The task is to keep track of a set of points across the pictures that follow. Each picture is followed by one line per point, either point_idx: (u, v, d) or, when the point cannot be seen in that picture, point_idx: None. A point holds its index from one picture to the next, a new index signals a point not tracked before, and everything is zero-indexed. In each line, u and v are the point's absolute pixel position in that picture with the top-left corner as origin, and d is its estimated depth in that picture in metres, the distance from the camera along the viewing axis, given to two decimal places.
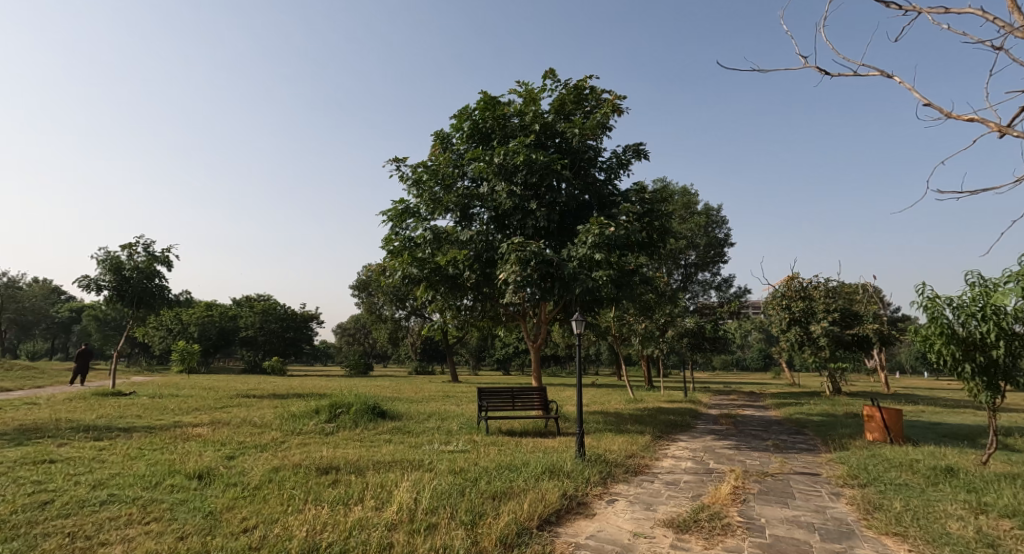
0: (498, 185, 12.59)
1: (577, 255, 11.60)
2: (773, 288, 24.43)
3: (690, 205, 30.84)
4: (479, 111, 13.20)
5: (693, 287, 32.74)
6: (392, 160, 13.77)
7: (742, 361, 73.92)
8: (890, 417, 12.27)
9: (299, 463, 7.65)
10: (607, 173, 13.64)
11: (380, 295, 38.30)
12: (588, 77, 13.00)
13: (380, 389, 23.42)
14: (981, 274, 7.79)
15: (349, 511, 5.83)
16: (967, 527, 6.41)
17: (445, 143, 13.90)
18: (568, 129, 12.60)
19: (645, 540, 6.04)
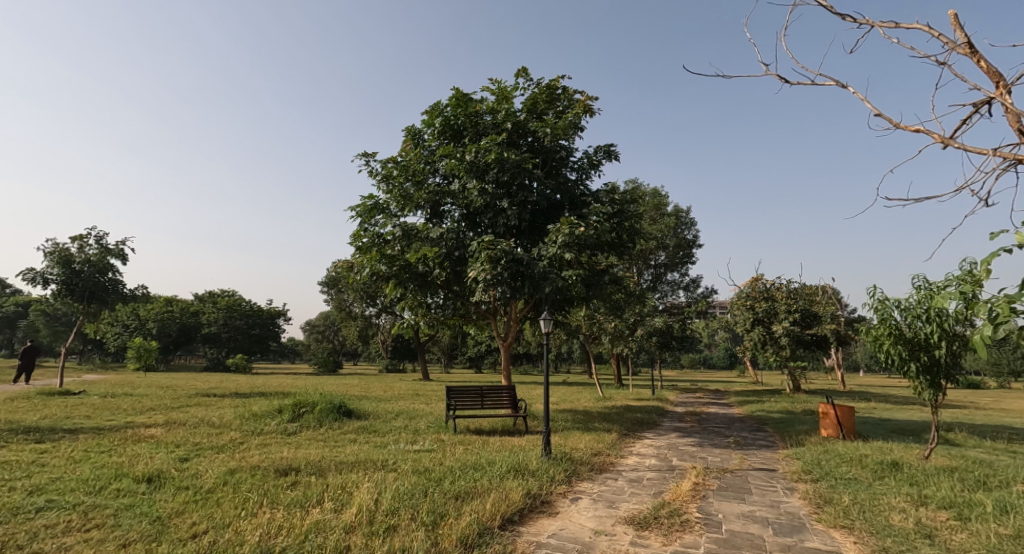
0: (469, 182, 12.54)
1: (548, 254, 11.70)
2: (738, 289, 25.02)
3: (661, 206, 31.32)
4: (451, 107, 13.13)
5: (662, 287, 33.24)
6: (362, 155, 13.57)
7: (710, 360, 75.73)
8: (843, 414, 12.76)
9: (257, 464, 7.48)
10: (579, 173, 13.74)
11: (349, 292, 37.72)
12: (560, 77, 13.07)
13: (348, 387, 23.08)
14: (927, 277, 8.11)
15: (306, 514, 5.74)
16: (908, 519, 6.70)
17: (416, 138, 13.76)
18: (540, 128, 12.64)
19: (604, 538, 6.13)
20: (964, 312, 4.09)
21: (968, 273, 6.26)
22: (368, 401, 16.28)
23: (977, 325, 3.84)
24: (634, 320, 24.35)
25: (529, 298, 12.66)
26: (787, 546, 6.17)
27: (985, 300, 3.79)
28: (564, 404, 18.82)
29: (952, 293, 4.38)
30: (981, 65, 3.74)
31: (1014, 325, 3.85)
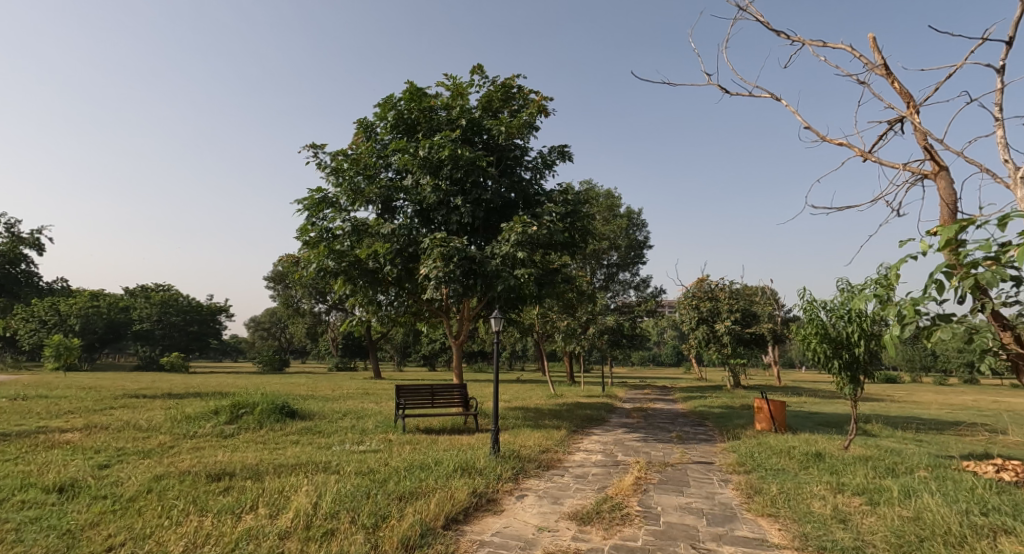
0: (422, 178, 12.49)
1: (500, 252, 11.83)
2: (685, 288, 25.91)
3: (614, 207, 32.06)
4: (404, 101, 13.08)
5: (614, 287, 34.02)
6: (310, 146, 13.27)
7: (658, 357, 78.21)
8: (776, 408, 13.52)
9: (187, 469, 7.25)
10: (533, 173, 13.97)
11: (296, 288, 36.71)
12: (515, 76, 13.21)
13: (292, 388, 22.46)
14: (849, 279, 8.81)
15: (239, 520, 5.64)
16: (826, 505, 7.24)
17: (368, 131, 13.65)
18: (494, 126, 12.74)
19: (547, 534, 6.32)
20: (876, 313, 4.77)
21: (885, 276, 6.83)
22: (313, 401, 15.92)
23: (888, 326, 4.56)
24: (587, 319, 24.90)
25: (482, 296, 12.77)
26: (719, 535, 6.55)
27: (895, 304, 4.52)
28: (514, 402, 19.05)
29: (870, 293, 5.05)
30: (896, 85, 4.78)
31: (916, 324, 4.56)
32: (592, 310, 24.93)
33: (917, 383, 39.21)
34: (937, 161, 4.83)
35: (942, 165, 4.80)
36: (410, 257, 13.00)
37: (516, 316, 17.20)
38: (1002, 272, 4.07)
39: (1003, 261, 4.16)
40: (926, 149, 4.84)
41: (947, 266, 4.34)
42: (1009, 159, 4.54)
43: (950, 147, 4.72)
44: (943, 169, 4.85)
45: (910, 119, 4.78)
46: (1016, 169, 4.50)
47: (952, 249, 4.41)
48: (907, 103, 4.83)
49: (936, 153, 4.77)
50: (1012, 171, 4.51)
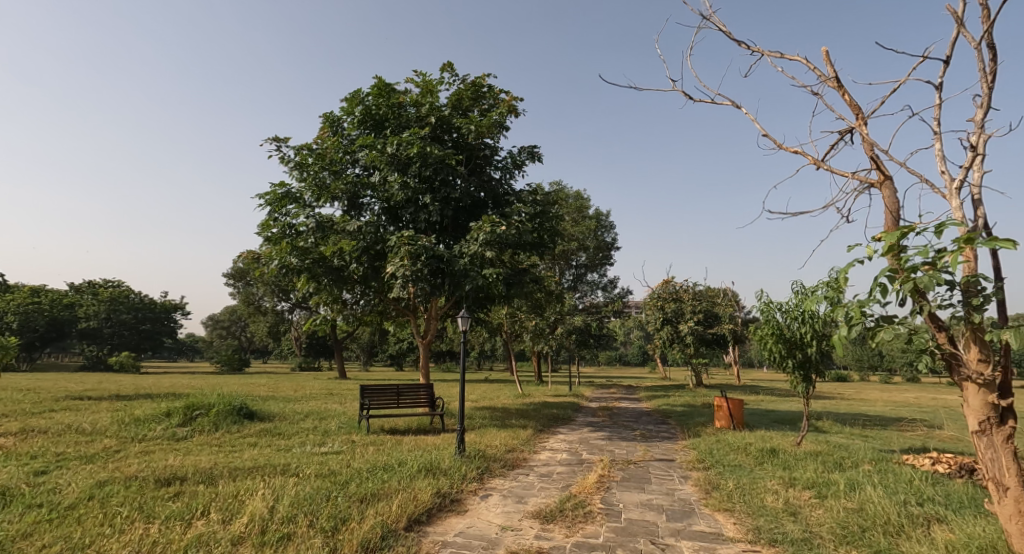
0: (390, 175, 12.38)
1: (469, 251, 11.85)
2: (651, 290, 26.50)
3: (582, 208, 32.45)
4: (372, 96, 12.97)
5: (583, 287, 34.41)
6: (273, 140, 13.02)
7: (624, 356, 79.43)
8: (734, 406, 13.98)
9: (133, 475, 7.06)
10: (503, 173, 14.04)
11: (257, 285, 35.80)
12: (486, 75, 13.22)
13: (253, 388, 21.98)
14: (803, 282, 9.22)
15: (188, 527, 5.54)
16: (778, 499, 7.54)
17: (335, 126, 13.49)
18: (464, 125, 12.73)
19: (510, 533, 6.41)
20: (827, 314, 5.11)
21: (835, 278, 7.18)
22: (273, 401, 15.63)
23: (838, 327, 4.88)
24: (555, 319, 25.13)
25: (449, 295, 12.76)
26: (677, 530, 6.75)
27: (844, 307, 4.85)
28: (481, 402, 19.11)
29: (823, 295, 5.36)
30: (847, 97, 5.11)
31: (862, 325, 4.90)
32: (560, 310, 25.23)
33: (867, 382, 41.05)
34: (882, 171, 5.11)
35: (887, 174, 5.08)
36: (376, 255, 12.86)
37: (485, 316, 17.24)
38: (938, 276, 4.39)
39: (939, 266, 4.48)
40: (873, 159, 5.11)
41: (890, 270, 4.66)
42: (945, 171, 4.83)
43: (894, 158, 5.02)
44: (887, 179, 5.14)
45: (859, 130, 5.12)
46: (952, 180, 4.80)
47: (895, 255, 4.72)
48: (855, 115, 5.17)
49: (882, 163, 5.05)
50: (947, 182, 4.81)
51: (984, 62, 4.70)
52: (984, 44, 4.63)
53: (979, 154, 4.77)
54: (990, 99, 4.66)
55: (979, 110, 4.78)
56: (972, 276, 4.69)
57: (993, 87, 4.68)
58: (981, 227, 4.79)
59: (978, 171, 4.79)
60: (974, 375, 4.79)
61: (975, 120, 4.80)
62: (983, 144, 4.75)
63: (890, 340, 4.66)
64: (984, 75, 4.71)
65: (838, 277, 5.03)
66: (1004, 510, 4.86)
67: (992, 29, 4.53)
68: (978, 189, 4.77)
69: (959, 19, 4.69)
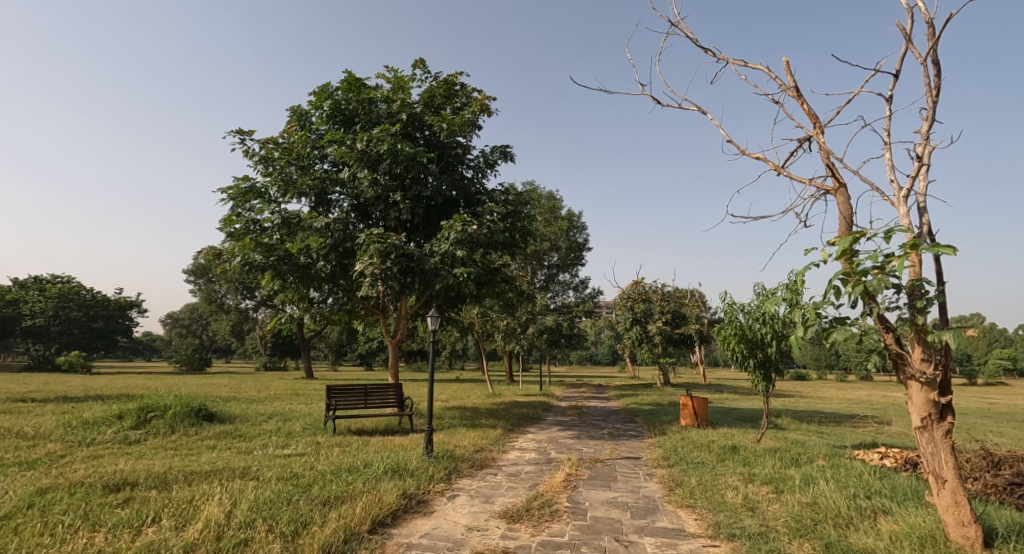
0: (359, 171, 12.24)
1: (439, 250, 11.79)
2: (621, 290, 26.85)
3: (555, 209, 32.68)
4: (342, 91, 12.79)
5: (554, 287, 34.64)
6: (237, 133, 12.69)
7: (595, 356, 80.39)
8: (699, 405, 14.30)
9: (79, 481, 6.81)
10: (475, 172, 14.02)
11: (220, 283, 34.84)
12: (458, 73, 13.16)
13: (215, 388, 21.42)
14: (765, 283, 9.51)
15: (138, 535, 5.38)
16: (738, 495, 7.75)
17: (302, 120, 13.25)
18: (436, 122, 12.65)
19: (476, 533, 6.42)
20: (785, 316, 5.33)
21: (795, 279, 7.41)
22: (235, 402, 15.27)
23: (796, 328, 5.10)
24: (526, 319, 25.22)
25: (419, 294, 12.65)
26: (641, 527, 6.86)
27: (802, 310, 5.07)
28: (451, 401, 19.05)
29: (781, 297, 5.55)
30: (805, 107, 5.35)
31: (818, 326, 5.10)
32: (531, 310, 25.38)
33: (826, 380, 42.54)
34: (837, 178, 5.33)
35: (842, 182, 5.30)
36: (345, 252, 12.67)
37: (455, 315, 17.20)
38: (886, 279, 4.60)
39: (887, 270, 4.69)
40: (828, 167, 5.33)
41: (843, 274, 4.86)
42: (894, 179, 5.06)
43: (849, 166, 5.24)
44: (842, 186, 5.35)
45: (816, 138, 5.33)
46: (900, 189, 5.02)
47: (847, 259, 4.93)
48: (814, 123, 5.39)
49: (837, 171, 5.27)
50: (896, 190, 5.03)
51: (929, 77, 4.96)
52: (930, 60, 4.89)
53: (925, 165, 5.00)
54: (934, 112, 4.92)
55: (925, 123, 5.02)
56: (917, 279, 4.92)
57: (937, 101, 4.94)
58: (926, 234, 5.02)
59: (924, 181, 5.02)
60: (918, 373, 5.02)
61: (922, 132, 5.04)
62: (928, 155, 4.99)
63: (843, 341, 4.89)
64: (930, 89, 4.96)
65: (795, 280, 5.24)
66: (942, 502, 5.12)
67: (938, 46, 4.79)
68: (923, 198, 5.01)
69: (908, 34, 4.93)
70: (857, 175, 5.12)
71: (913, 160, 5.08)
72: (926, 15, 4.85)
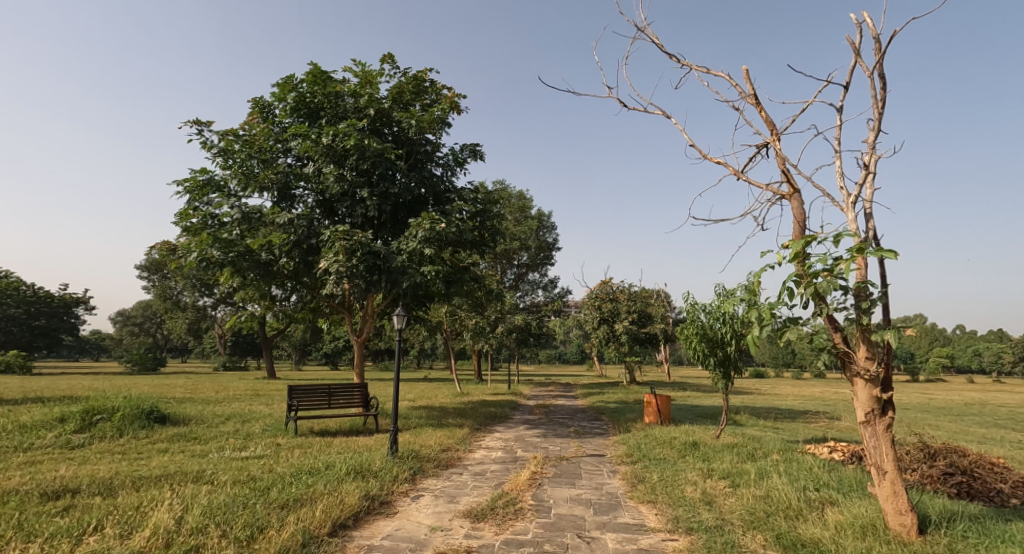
0: (325, 166, 11.98)
1: (407, 248, 11.66)
2: (589, 290, 27.11)
3: (525, 208, 32.77)
4: (307, 83, 12.52)
5: (523, 286, 34.77)
6: (194, 123, 12.27)
7: (564, 355, 81.12)
8: (663, 402, 14.57)
9: (16, 488, 6.50)
10: (444, 169, 13.93)
11: (176, 279, 33.64)
12: (428, 70, 13.05)
13: (170, 388, 20.71)
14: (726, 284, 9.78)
15: (80, 544, 5.17)
16: (697, 489, 7.93)
17: (265, 112, 12.93)
18: (405, 118, 12.51)
19: (439, 533, 6.40)
20: (741, 316, 5.49)
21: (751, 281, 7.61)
22: (191, 403, 14.79)
23: (751, 327, 5.28)
24: (495, 318, 25.21)
25: (386, 292, 12.49)
26: (603, 523, 6.95)
27: (757, 310, 5.24)
28: (418, 401, 18.90)
29: (739, 298, 5.70)
30: (763, 115, 5.56)
31: (772, 326, 5.28)
32: (500, 309, 25.42)
33: (784, 379, 44.03)
34: (792, 184, 5.52)
35: (796, 187, 5.49)
36: (309, 249, 12.42)
37: (423, 314, 17.07)
38: (834, 281, 4.79)
39: (835, 273, 4.87)
40: (784, 172, 5.52)
41: (796, 276, 5.03)
42: (843, 186, 5.27)
43: (803, 172, 5.43)
44: (796, 192, 5.55)
45: (773, 145, 5.53)
46: (849, 195, 5.23)
47: (800, 262, 5.10)
48: (771, 131, 5.59)
49: (791, 177, 5.47)
50: (845, 197, 5.24)
51: (875, 89, 5.20)
52: (876, 73, 5.14)
53: (871, 173, 5.23)
54: (880, 123, 5.15)
55: (871, 133, 5.24)
56: (863, 282, 5.14)
57: (883, 113, 5.17)
58: (872, 238, 5.25)
59: (870, 188, 5.25)
60: (862, 371, 5.23)
61: (868, 141, 5.26)
62: (875, 163, 5.21)
63: (794, 340, 5.07)
64: (876, 101, 5.20)
65: (751, 280, 5.41)
66: (882, 491, 5.38)
67: (883, 60, 5.03)
68: (870, 205, 5.23)
69: (857, 48, 5.19)
70: (810, 181, 5.32)
71: (860, 168, 5.30)
72: (872, 30, 5.10)
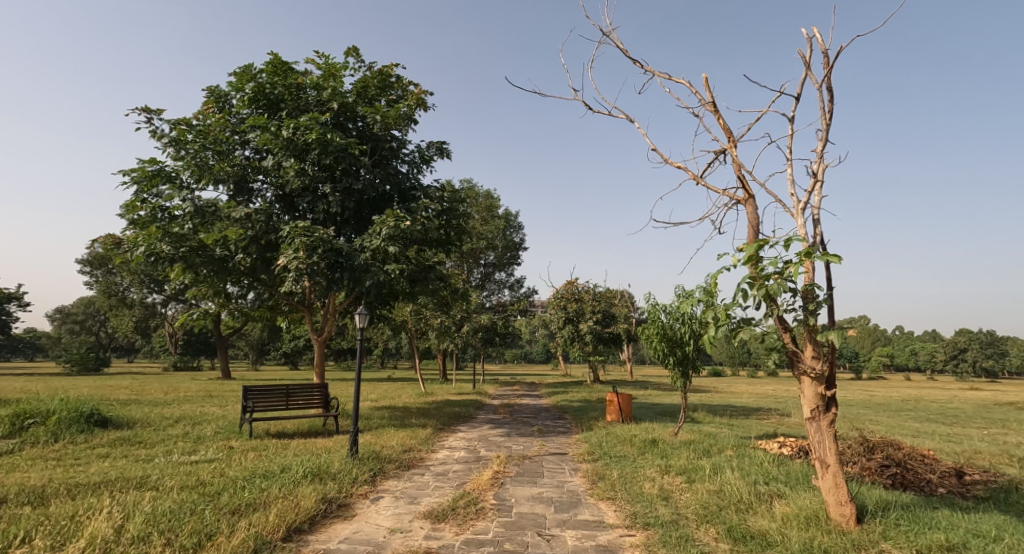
0: (285, 160, 11.66)
1: (370, 246, 11.46)
2: (555, 290, 27.27)
3: (492, 208, 32.71)
4: (266, 73, 12.17)
5: (489, 286, 34.75)
6: (143, 111, 11.75)
7: (530, 354, 81.57)
8: (624, 400, 14.78)
9: None
10: (410, 166, 13.77)
11: (122, 275, 32.16)
12: (393, 65, 12.86)
13: (116, 390, 19.84)
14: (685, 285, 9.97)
15: None
16: (655, 486, 8.06)
17: (221, 101, 12.51)
18: (370, 114, 12.29)
19: (398, 535, 6.32)
20: (698, 316, 5.62)
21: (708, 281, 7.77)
22: (138, 405, 14.19)
23: (707, 328, 5.42)
24: (460, 317, 25.08)
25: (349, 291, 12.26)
26: (563, 521, 7.00)
27: (713, 310, 5.36)
28: (381, 401, 18.63)
29: (697, 298, 5.82)
30: (721, 122, 5.72)
31: (727, 326, 5.41)
32: (465, 309, 25.34)
33: (741, 377, 45.34)
34: (746, 190, 5.68)
35: (750, 193, 5.66)
36: (267, 246, 12.08)
37: (385, 313, 16.84)
38: (784, 284, 4.95)
39: (785, 276, 5.03)
40: (739, 178, 5.67)
41: (749, 277, 5.16)
42: (794, 193, 5.45)
43: (756, 178, 5.59)
44: (750, 198, 5.71)
45: (730, 151, 5.69)
46: (798, 202, 5.42)
47: (753, 264, 5.24)
48: (728, 137, 5.75)
49: (746, 183, 5.62)
50: (795, 203, 5.42)
51: (824, 102, 5.41)
52: (825, 85, 5.35)
53: (819, 180, 5.42)
54: (828, 133, 5.35)
55: (820, 142, 5.44)
56: (810, 285, 5.32)
57: (830, 124, 5.38)
58: (819, 244, 5.44)
59: (818, 196, 5.45)
60: (809, 369, 5.42)
61: (817, 151, 5.46)
62: (822, 171, 5.41)
63: (747, 339, 5.22)
64: (824, 112, 5.41)
65: (708, 281, 5.54)
66: (825, 484, 5.60)
67: (831, 74, 5.25)
68: (817, 211, 5.43)
69: (807, 62, 5.39)
70: (763, 187, 5.48)
71: (809, 176, 5.50)
72: (821, 44, 5.30)
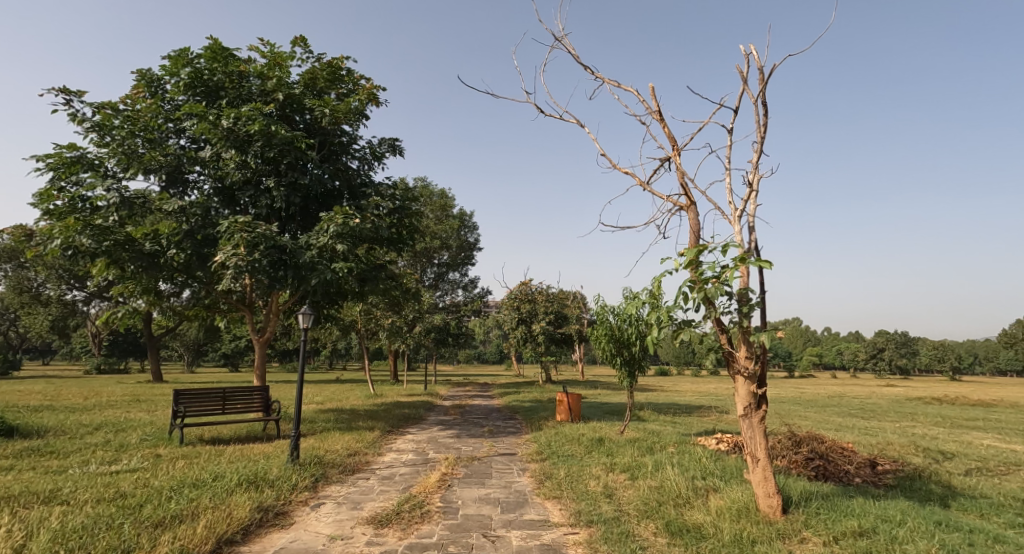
0: (224, 152, 11.11)
1: (316, 244, 11.04)
2: (509, 290, 27.23)
3: (446, 207, 32.46)
4: (204, 59, 11.57)
5: (443, 286, 34.41)
6: (62, 91, 10.94)
7: (482, 355, 81.60)
8: (573, 400, 14.90)
9: None
10: (360, 163, 13.41)
11: (39, 270, 29.89)
12: (343, 58, 12.47)
13: (32, 395, 18.37)
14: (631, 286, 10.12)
15: None
16: (600, 484, 8.11)
17: (153, 86, 11.81)
18: (317, 106, 11.87)
19: (339, 542, 6.08)
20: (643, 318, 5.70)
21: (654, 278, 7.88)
22: (55, 412, 13.15)
23: (652, 329, 5.51)
24: (413, 317, 24.61)
25: (294, 290, 11.80)
26: (509, 521, 6.93)
27: (657, 312, 5.45)
28: (328, 404, 18.07)
29: (642, 299, 5.90)
30: (666, 129, 5.83)
31: (669, 327, 5.50)
32: (418, 309, 24.91)
33: (683, 376, 46.75)
34: (688, 196, 5.79)
35: (692, 200, 5.77)
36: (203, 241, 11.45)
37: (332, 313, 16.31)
38: (722, 287, 5.07)
39: (722, 280, 5.15)
40: (682, 186, 5.78)
41: (690, 281, 5.25)
42: (732, 201, 5.60)
43: (697, 186, 5.72)
44: (692, 204, 5.82)
45: (673, 159, 5.79)
46: (735, 209, 5.57)
47: (694, 267, 5.34)
48: (672, 145, 5.85)
49: (689, 191, 5.74)
50: (732, 210, 5.57)
51: (760, 116, 5.59)
52: (761, 100, 5.52)
53: (755, 190, 5.59)
54: (763, 145, 5.53)
55: (756, 153, 5.61)
56: (745, 288, 5.46)
57: (766, 137, 5.55)
58: (754, 249, 5.59)
59: (754, 204, 5.61)
60: (742, 369, 5.57)
61: (753, 161, 5.63)
62: (758, 181, 5.57)
63: (687, 340, 5.34)
64: (760, 125, 5.58)
65: (653, 282, 5.62)
66: (755, 477, 5.77)
67: (766, 88, 5.42)
68: (753, 219, 5.59)
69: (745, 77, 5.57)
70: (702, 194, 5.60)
71: (746, 185, 5.66)
72: (758, 60, 5.49)
